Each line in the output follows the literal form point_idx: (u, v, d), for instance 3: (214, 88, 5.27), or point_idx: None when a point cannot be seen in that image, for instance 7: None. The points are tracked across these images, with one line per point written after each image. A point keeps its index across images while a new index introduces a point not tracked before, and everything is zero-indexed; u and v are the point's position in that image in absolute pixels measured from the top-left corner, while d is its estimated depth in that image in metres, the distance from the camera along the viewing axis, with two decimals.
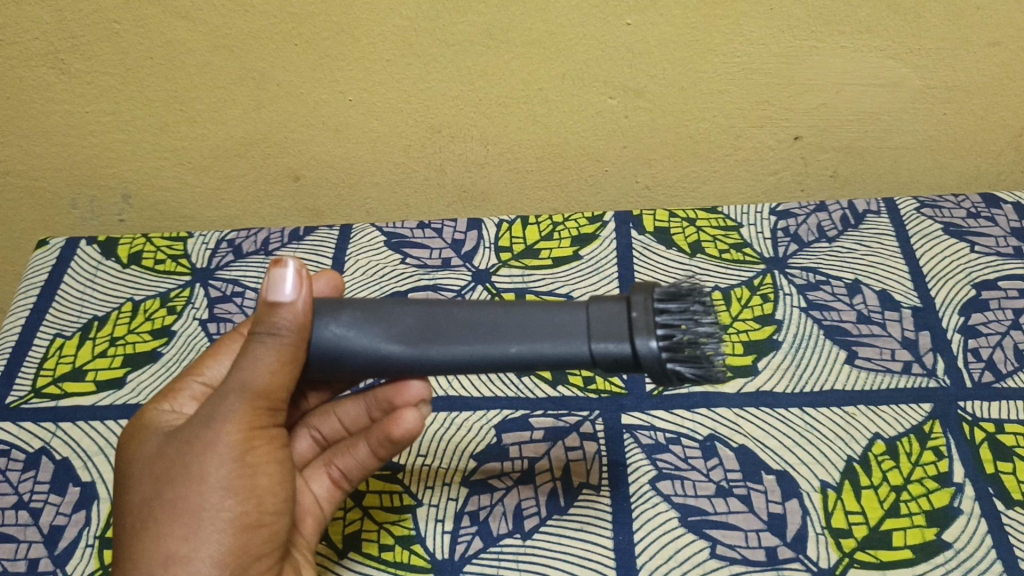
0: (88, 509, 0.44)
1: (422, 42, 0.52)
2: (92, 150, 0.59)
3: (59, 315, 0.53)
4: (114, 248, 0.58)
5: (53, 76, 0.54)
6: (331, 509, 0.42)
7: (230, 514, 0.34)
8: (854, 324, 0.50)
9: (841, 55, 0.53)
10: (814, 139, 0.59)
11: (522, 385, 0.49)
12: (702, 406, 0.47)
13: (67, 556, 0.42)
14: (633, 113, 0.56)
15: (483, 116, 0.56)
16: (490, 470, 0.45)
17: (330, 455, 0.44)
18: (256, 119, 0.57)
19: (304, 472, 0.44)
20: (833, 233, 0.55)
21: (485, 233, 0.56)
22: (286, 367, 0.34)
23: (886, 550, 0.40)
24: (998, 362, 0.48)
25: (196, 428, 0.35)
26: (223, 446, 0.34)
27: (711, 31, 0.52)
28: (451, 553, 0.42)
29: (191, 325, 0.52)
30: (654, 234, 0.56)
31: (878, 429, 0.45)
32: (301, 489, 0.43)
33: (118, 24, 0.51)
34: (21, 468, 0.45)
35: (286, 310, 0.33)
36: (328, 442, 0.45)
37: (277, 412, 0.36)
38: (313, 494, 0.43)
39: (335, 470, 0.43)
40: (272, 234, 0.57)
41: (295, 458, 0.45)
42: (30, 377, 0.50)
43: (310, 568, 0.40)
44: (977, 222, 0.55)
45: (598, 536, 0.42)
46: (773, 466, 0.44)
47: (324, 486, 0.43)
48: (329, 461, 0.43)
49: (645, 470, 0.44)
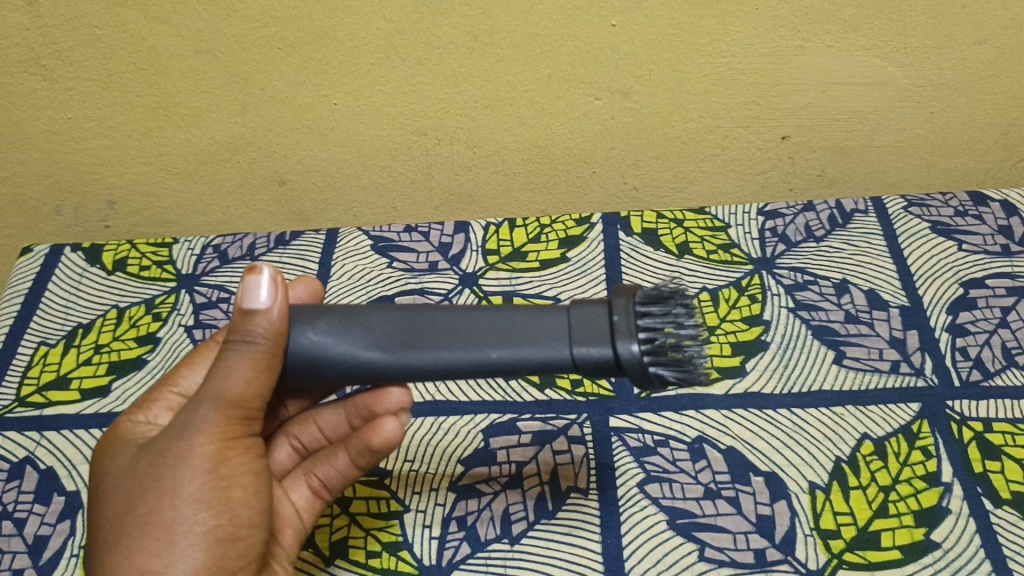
0: (72, 518, 0.43)
1: (406, 45, 0.52)
2: (77, 156, 0.59)
3: (43, 323, 0.53)
4: (99, 254, 0.57)
5: (35, 83, 0.54)
6: (311, 518, 0.42)
7: (204, 527, 0.34)
8: (842, 324, 0.50)
9: (827, 54, 0.53)
10: (801, 138, 0.58)
11: (509, 390, 0.48)
12: (690, 408, 0.47)
13: (51, 567, 0.42)
14: (620, 114, 0.56)
15: (469, 118, 0.56)
16: (477, 475, 0.44)
17: (310, 464, 0.43)
18: (241, 123, 0.56)
19: (283, 483, 0.44)
20: (820, 233, 0.55)
21: (472, 236, 0.56)
22: (262, 375, 0.34)
23: (875, 552, 0.40)
24: (985, 361, 0.48)
25: (168, 440, 0.34)
26: (196, 458, 0.34)
27: (696, 31, 0.51)
28: (438, 559, 0.42)
29: (177, 332, 0.52)
30: (642, 235, 0.56)
31: (866, 429, 0.45)
32: (281, 498, 0.42)
33: (100, 29, 0.51)
34: (4, 479, 0.45)
35: (262, 318, 0.33)
36: (309, 450, 0.45)
37: (253, 422, 0.36)
38: (292, 504, 0.42)
39: (315, 479, 0.43)
40: (258, 239, 0.57)
41: (275, 468, 0.44)
42: (14, 385, 0.50)
43: None
44: (964, 220, 0.55)
45: (586, 539, 0.42)
46: (760, 468, 0.44)
47: (304, 496, 0.43)
48: (310, 470, 0.43)
49: (633, 473, 0.44)
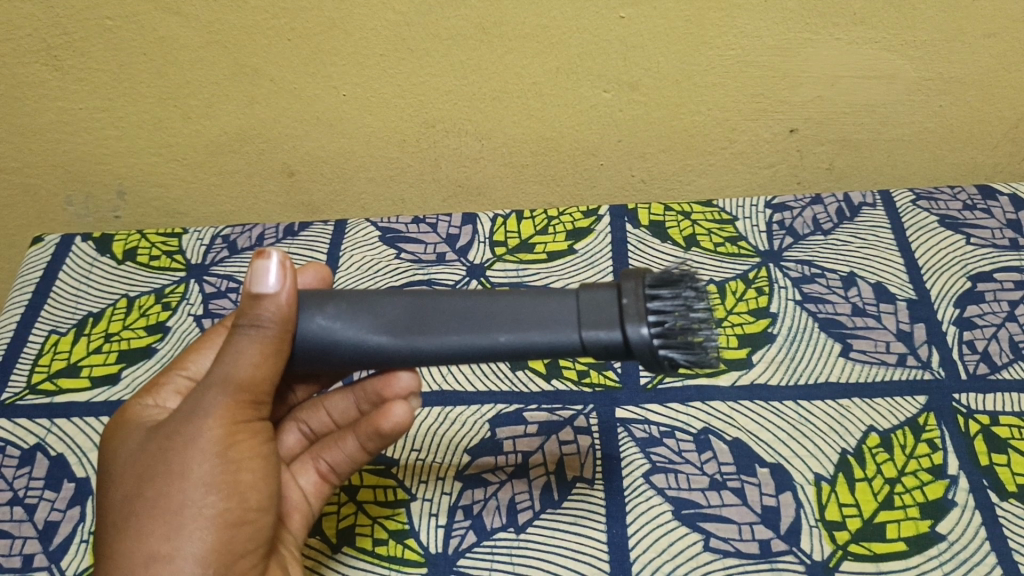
0: (82, 504, 0.44)
1: (415, 36, 0.52)
2: (87, 146, 0.59)
3: (54, 311, 0.53)
4: (109, 244, 0.58)
5: (46, 73, 0.54)
6: (318, 502, 0.42)
7: (213, 510, 0.34)
8: (849, 317, 0.50)
9: (836, 47, 0.53)
10: (809, 131, 0.58)
11: (516, 380, 0.49)
12: (696, 399, 0.47)
13: (62, 552, 0.42)
14: (628, 107, 0.56)
15: (478, 110, 0.56)
16: (484, 465, 0.45)
17: (317, 448, 0.44)
18: (250, 114, 0.56)
19: (291, 467, 0.44)
20: (828, 226, 0.55)
21: (480, 228, 0.56)
22: (270, 359, 0.34)
23: (880, 544, 0.40)
24: (993, 354, 0.48)
25: (178, 424, 0.35)
26: (206, 442, 0.34)
27: (704, 23, 0.51)
28: (444, 547, 0.42)
29: (186, 321, 0.52)
30: (650, 227, 0.56)
31: (872, 422, 0.45)
32: (289, 483, 0.43)
33: (110, 20, 0.51)
34: (15, 465, 0.46)
35: (270, 302, 0.33)
36: (316, 435, 0.45)
37: (261, 406, 0.36)
38: (300, 488, 0.43)
39: (323, 464, 0.43)
40: (267, 229, 0.57)
41: (283, 453, 0.45)
42: (25, 373, 0.50)
43: (297, 563, 0.40)
44: (973, 214, 0.55)
45: (592, 529, 0.42)
46: (766, 459, 0.44)
47: (311, 480, 0.43)
48: (317, 454, 0.44)
49: (639, 464, 0.44)
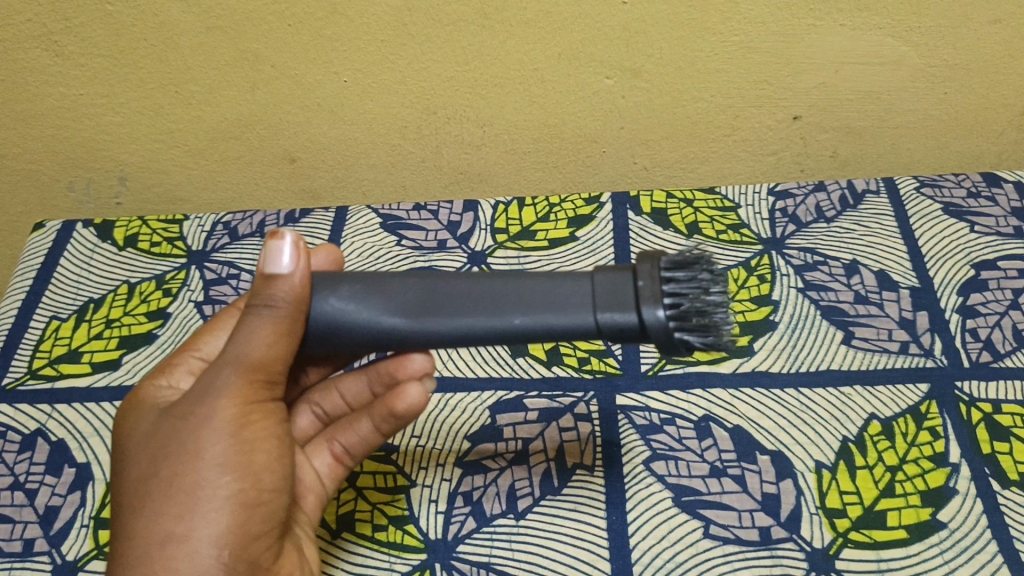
0: (82, 490, 0.44)
1: (416, 22, 0.51)
2: (87, 132, 0.59)
3: (55, 297, 0.53)
4: (110, 231, 0.57)
5: (47, 58, 0.54)
6: (332, 484, 0.43)
7: (228, 490, 0.34)
8: (851, 305, 0.49)
9: (840, 33, 0.53)
10: (813, 118, 0.58)
11: (516, 367, 0.48)
12: (697, 386, 0.47)
13: (62, 536, 0.43)
14: (631, 93, 0.56)
15: (479, 96, 0.56)
16: (484, 451, 0.45)
17: (331, 430, 0.44)
18: (251, 100, 0.56)
19: (305, 449, 0.44)
20: (831, 214, 0.55)
21: (481, 215, 0.56)
22: (284, 338, 0.34)
23: (881, 532, 0.40)
24: (996, 343, 0.47)
25: (194, 404, 0.35)
26: (224, 423, 0.34)
27: (708, 9, 0.51)
28: (444, 533, 0.42)
29: (187, 307, 0.52)
30: (652, 214, 0.55)
31: (874, 409, 0.45)
32: (302, 464, 0.43)
33: (111, 5, 0.51)
34: (16, 450, 0.46)
35: (284, 282, 0.33)
36: (330, 417, 0.45)
37: (275, 385, 0.36)
38: (315, 471, 0.43)
39: (337, 446, 0.43)
40: (269, 215, 0.57)
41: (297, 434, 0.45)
42: (26, 358, 0.50)
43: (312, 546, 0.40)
44: (977, 202, 0.55)
45: (591, 515, 0.42)
46: (767, 447, 0.44)
47: (326, 462, 0.43)
48: (331, 436, 0.44)
49: (639, 451, 0.44)
